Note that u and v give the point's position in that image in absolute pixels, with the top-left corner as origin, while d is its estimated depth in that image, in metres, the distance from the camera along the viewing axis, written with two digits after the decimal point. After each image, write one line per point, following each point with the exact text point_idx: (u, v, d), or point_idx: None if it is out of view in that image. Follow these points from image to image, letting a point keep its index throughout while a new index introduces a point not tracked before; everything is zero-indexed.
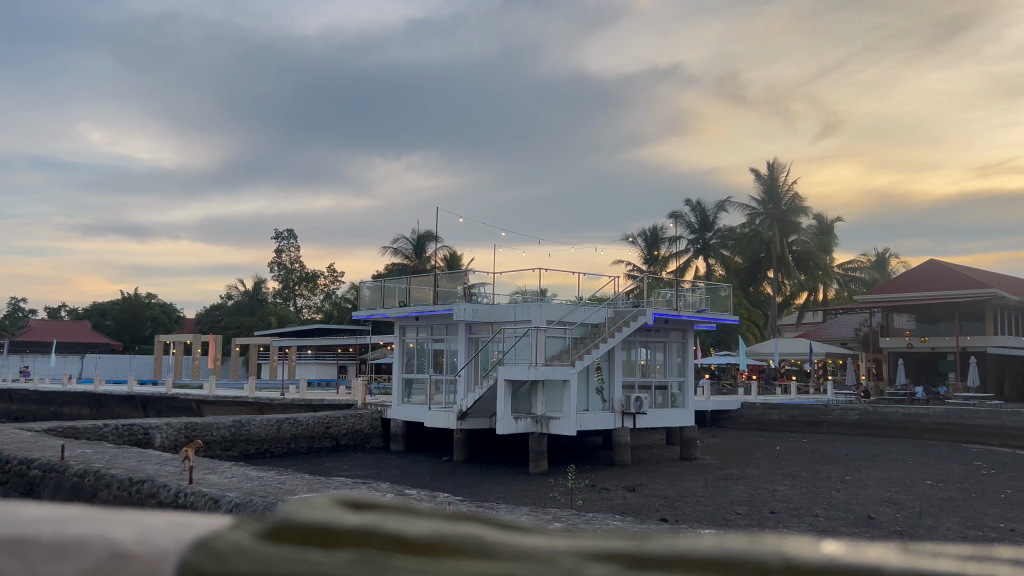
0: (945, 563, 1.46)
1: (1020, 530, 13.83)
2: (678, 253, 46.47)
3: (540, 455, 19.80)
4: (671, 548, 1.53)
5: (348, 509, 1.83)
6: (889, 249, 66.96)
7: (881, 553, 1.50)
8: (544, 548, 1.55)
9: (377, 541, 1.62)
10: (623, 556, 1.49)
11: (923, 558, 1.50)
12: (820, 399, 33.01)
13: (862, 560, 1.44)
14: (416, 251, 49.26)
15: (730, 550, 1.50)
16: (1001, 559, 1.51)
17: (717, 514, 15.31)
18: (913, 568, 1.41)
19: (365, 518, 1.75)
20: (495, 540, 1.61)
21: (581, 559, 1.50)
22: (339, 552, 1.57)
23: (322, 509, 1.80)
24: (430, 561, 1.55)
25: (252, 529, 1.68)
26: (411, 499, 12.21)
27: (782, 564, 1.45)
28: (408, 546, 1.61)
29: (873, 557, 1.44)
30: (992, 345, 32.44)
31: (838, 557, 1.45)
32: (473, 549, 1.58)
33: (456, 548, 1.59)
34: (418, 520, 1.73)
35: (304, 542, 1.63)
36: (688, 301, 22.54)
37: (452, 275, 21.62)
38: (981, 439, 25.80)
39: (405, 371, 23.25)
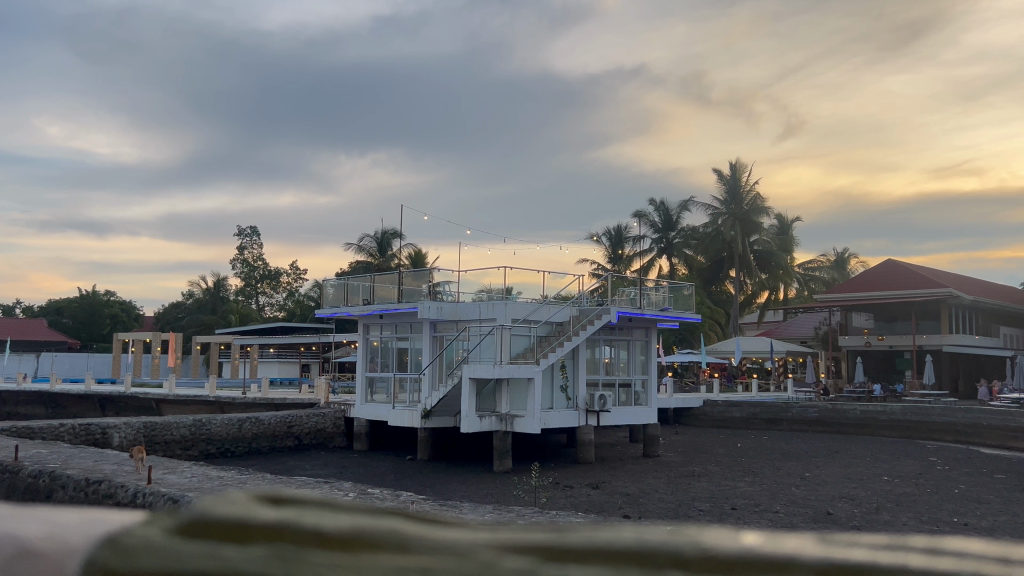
0: (857, 553, 1.49)
1: (972, 525, 14.19)
2: (641, 252, 46.82)
3: (504, 454, 19.84)
4: (590, 541, 1.55)
5: (265, 503, 1.79)
6: (848, 249, 68.25)
7: (794, 544, 1.55)
8: (462, 539, 1.56)
9: (294, 535, 1.60)
10: (542, 549, 1.51)
11: (836, 548, 1.54)
12: (780, 397, 33.50)
13: (776, 552, 1.48)
14: (380, 249, 49.06)
15: (646, 542, 1.53)
16: (913, 549, 1.55)
17: (679, 511, 15.45)
18: (824, 560, 1.45)
19: (280, 511, 1.71)
20: (413, 534, 1.61)
21: (498, 552, 1.52)
22: (254, 548, 1.57)
23: (239, 502, 1.77)
24: (343, 555, 1.54)
25: (166, 525, 1.66)
26: (373, 498, 12.08)
27: (697, 556, 1.47)
28: (325, 542, 1.59)
29: (783, 548, 1.48)
30: (947, 344, 33.23)
31: (752, 549, 1.49)
32: (389, 542, 1.58)
33: (372, 542, 1.58)
34: (337, 514, 1.70)
35: (217, 537, 1.61)
36: (652, 300, 22.70)
37: (417, 274, 21.54)
38: (937, 437, 26.40)
39: (369, 370, 23.13)
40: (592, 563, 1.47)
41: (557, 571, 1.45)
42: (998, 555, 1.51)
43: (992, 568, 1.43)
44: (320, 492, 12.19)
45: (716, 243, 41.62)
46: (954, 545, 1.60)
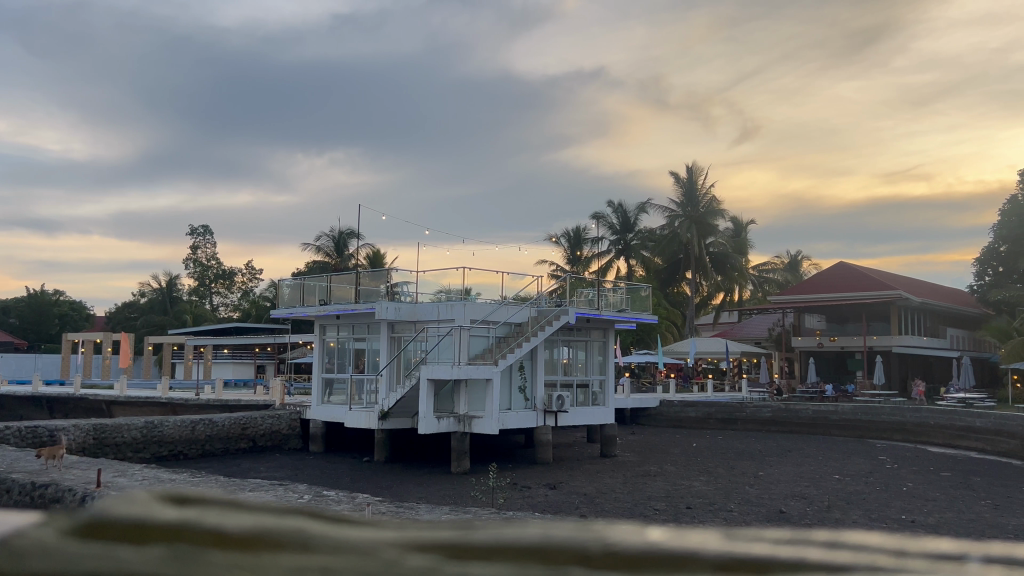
0: (758, 548, 1.75)
1: (919, 522, 14.52)
2: (599, 254, 47.15)
3: (461, 455, 19.80)
4: (498, 539, 1.73)
5: (169, 504, 1.86)
6: (801, 251, 69.47)
7: (696, 539, 1.78)
8: (363, 537, 1.71)
9: (191, 536, 1.71)
10: (447, 548, 1.69)
11: (739, 544, 1.79)
12: (735, 397, 33.94)
13: (682, 547, 1.72)
14: (337, 249, 48.69)
15: (555, 537, 1.72)
16: (816, 544, 1.82)
17: (636, 510, 15.57)
18: (726, 556, 1.69)
19: (182, 514, 1.79)
20: (320, 532, 1.73)
21: (403, 550, 1.67)
22: (151, 548, 1.67)
23: (142, 505, 1.83)
24: (242, 555, 1.67)
25: (62, 526, 1.72)
26: (329, 501, 11.96)
27: (600, 553, 1.67)
28: (228, 542, 1.70)
29: (684, 540, 1.74)
30: (897, 345, 34.01)
31: (655, 542, 1.74)
32: (289, 542, 1.71)
33: (271, 542, 1.70)
34: (238, 516, 1.79)
35: (114, 539, 1.69)
36: (610, 301, 22.81)
37: (374, 274, 21.42)
38: (886, 436, 26.97)
39: (325, 371, 22.92)
40: (500, 560, 1.66)
41: (462, 567, 1.63)
42: (892, 549, 1.80)
43: (881, 561, 1.72)
44: (274, 494, 12.04)
45: (672, 246, 42.09)
46: (852, 536, 1.88)
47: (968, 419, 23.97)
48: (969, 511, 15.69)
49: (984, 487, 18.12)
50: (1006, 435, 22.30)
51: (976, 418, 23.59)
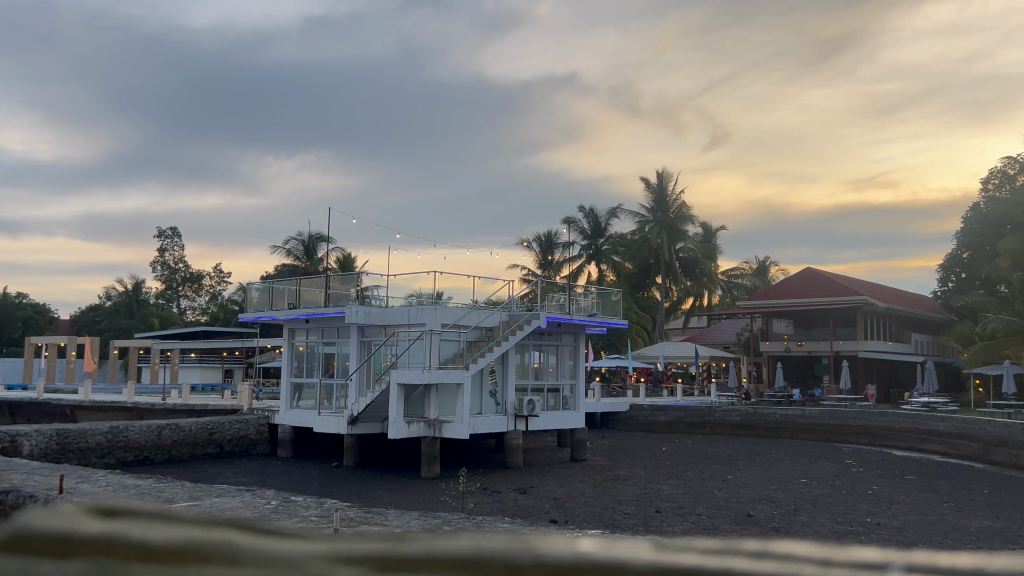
0: (684, 556, 2.37)
1: (884, 524, 14.72)
2: (570, 258, 47.27)
3: (432, 460, 19.70)
4: (428, 550, 2.44)
5: (109, 519, 3.09)
6: (770, 257, 70.05)
7: (627, 552, 2.42)
8: (292, 550, 2.52)
9: (116, 550, 2.88)
10: (374, 559, 2.43)
11: (671, 553, 2.41)
12: (704, 401, 34.16)
13: (609, 556, 2.40)
14: (307, 253, 48.32)
15: (482, 550, 2.42)
16: (745, 553, 2.38)
17: (606, 514, 15.63)
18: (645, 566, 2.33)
19: (108, 529, 2.99)
20: (245, 549, 2.64)
21: (330, 563, 2.44)
22: (80, 563, 2.89)
23: (89, 521, 3.09)
24: (156, 566, 2.74)
25: (28, 539, 3.12)
26: (296, 506, 11.87)
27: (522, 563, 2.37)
28: (153, 555, 2.78)
29: (607, 552, 2.41)
30: (863, 349, 34.45)
31: (586, 554, 2.42)
32: (202, 555, 2.68)
33: (193, 554, 2.69)
34: (165, 531, 2.87)
35: (60, 551, 2.98)
36: (581, 305, 22.87)
37: (344, 277, 21.33)
38: (853, 438, 27.29)
39: (294, 376, 22.74)
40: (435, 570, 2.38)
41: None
42: (819, 558, 2.28)
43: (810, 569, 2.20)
44: (241, 500, 11.94)
45: (642, 251, 42.32)
46: (776, 547, 2.40)
47: (933, 423, 24.36)
48: (933, 512, 15.97)
49: (947, 490, 18.46)
50: (969, 438, 22.78)
51: (939, 422, 24.15)
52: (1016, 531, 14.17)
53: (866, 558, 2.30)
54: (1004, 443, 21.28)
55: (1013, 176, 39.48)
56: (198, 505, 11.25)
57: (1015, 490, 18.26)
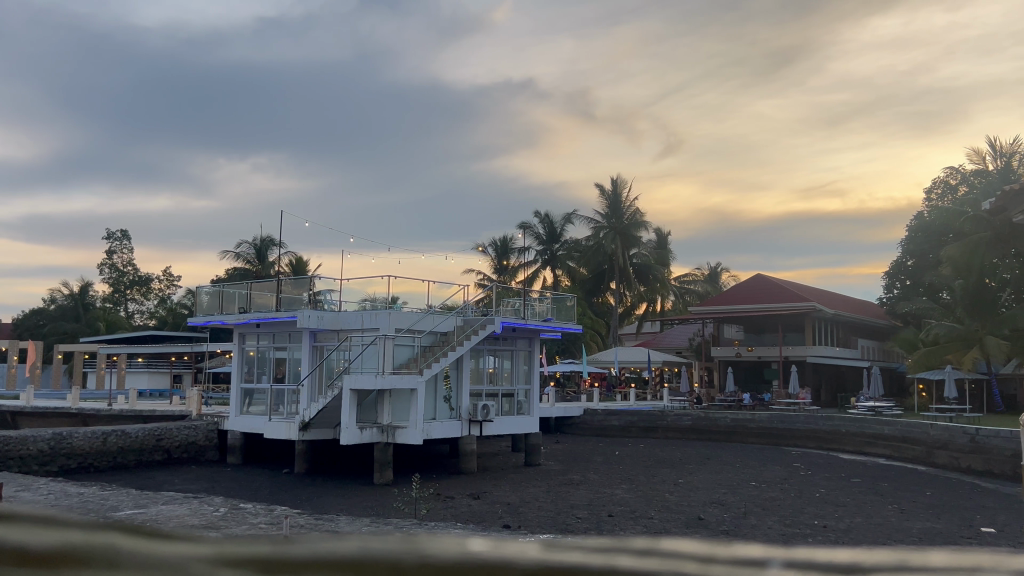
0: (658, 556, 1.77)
1: (830, 527, 15.01)
2: (525, 263, 47.48)
3: (385, 466, 19.66)
4: (317, 549, 1.69)
5: None
6: (721, 263, 71.12)
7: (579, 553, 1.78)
8: (181, 555, 1.66)
9: None
10: (255, 561, 1.64)
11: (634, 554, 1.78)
12: (657, 406, 34.51)
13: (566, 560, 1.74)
14: (259, 256, 47.73)
15: (376, 548, 1.71)
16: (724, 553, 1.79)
17: (559, 519, 15.68)
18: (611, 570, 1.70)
19: None
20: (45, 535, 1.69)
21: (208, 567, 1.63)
22: None
23: None
24: None
25: None
26: (245, 513, 11.69)
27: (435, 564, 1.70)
28: None
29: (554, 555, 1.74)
30: (810, 354, 35.19)
31: (472, 556, 1.75)
32: None
33: None
34: None
35: None
36: (535, 310, 22.99)
37: (297, 281, 21.15)
38: (800, 442, 27.81)
39: (244, 381, 22.41)
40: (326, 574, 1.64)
41: None
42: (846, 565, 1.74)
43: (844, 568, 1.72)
44: (188, 507, 11.72)
45: (597, 256, 42.70)
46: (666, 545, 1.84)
47: (877, 426, 24.94)
48: (878, 514, 16.32)
49: (891, 492, 18.88)
50: (912, 441, 23.34)
51: (884, 425, 24.68)
52: (957, 532, 14.56)
53: (754, 552, 1.76)
54: (946, 446, 21.84)
55: (955, 186, 40.67)
56: (143, 513, 11.01)
57: (956, 492, 18.77)
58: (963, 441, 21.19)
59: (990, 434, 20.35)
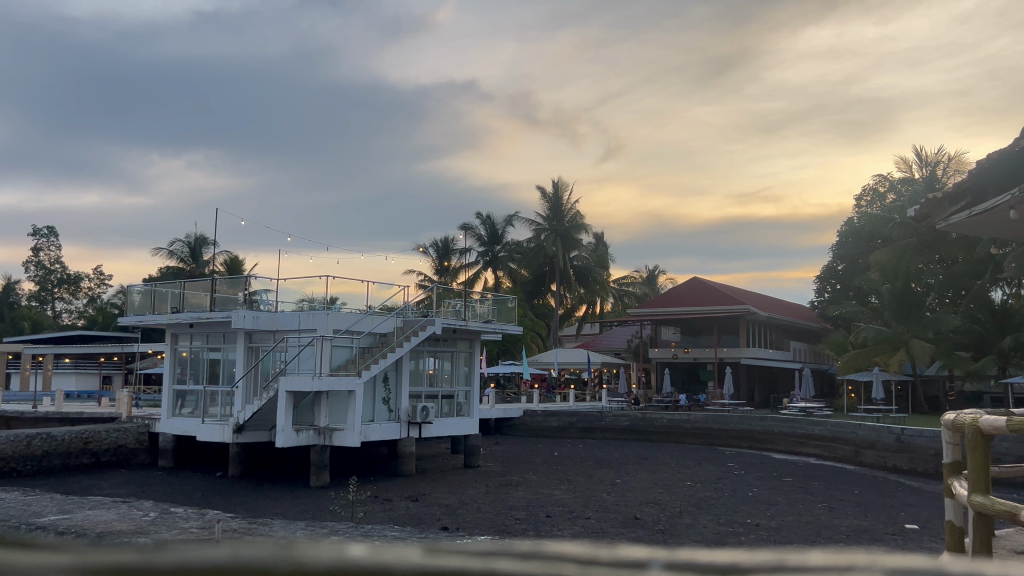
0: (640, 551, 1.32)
1: (762, 525, 15.33)
2: (466, 265, 47.55)
3: (322, 468, 19.39)
4: (189, 559, 1.21)
5: None
6: (659, 267, 72.22)
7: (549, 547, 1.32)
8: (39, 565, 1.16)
9: None
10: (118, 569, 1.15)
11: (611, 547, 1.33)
12: (596, 407, 34.82)
13: (539, 551, 1.29)
14: (194, 255, 46.79)
15: (248, 556, 1.20)
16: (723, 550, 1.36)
17: (497, 520, 15.65)
18: (590, 559, 1.25)
19: None
20: None
21: None
22: None
23: None
24: None
25: None
26: (176, 518, 11.41)
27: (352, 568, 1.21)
28: None
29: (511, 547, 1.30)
30: (744, 356, 35.98)
31: (353, 560, 1.21)
32: None
33: None
34: None
35: None
36: (476, 312, 22.85)
37: (232, 281, 20.71)
38: (734, 442, 28.38)
39: (176, 382, 21.88)
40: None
41: None
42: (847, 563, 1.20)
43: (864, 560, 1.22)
44: (116, 512, 11.38)
45: (538, 258, 42.98)
46: (555, 545, 1.35)
47: (808, 427, 25.58)
48: (808, 513, 16.72)
49: (821, 491, 19.34)
50: (841, 441, 23.96)
51: (814, 425, 25.32)
52: (883, 529, 15.00)
53: (633, 551, 1.27)
54: (873, 446, 22.47)
55: (883, 194, 42.00)
56: (67, 518, 10.63)
57: (881, 490, 19.33)
58: (888, 441, 21.85)
59: (915, 434, 21.04)
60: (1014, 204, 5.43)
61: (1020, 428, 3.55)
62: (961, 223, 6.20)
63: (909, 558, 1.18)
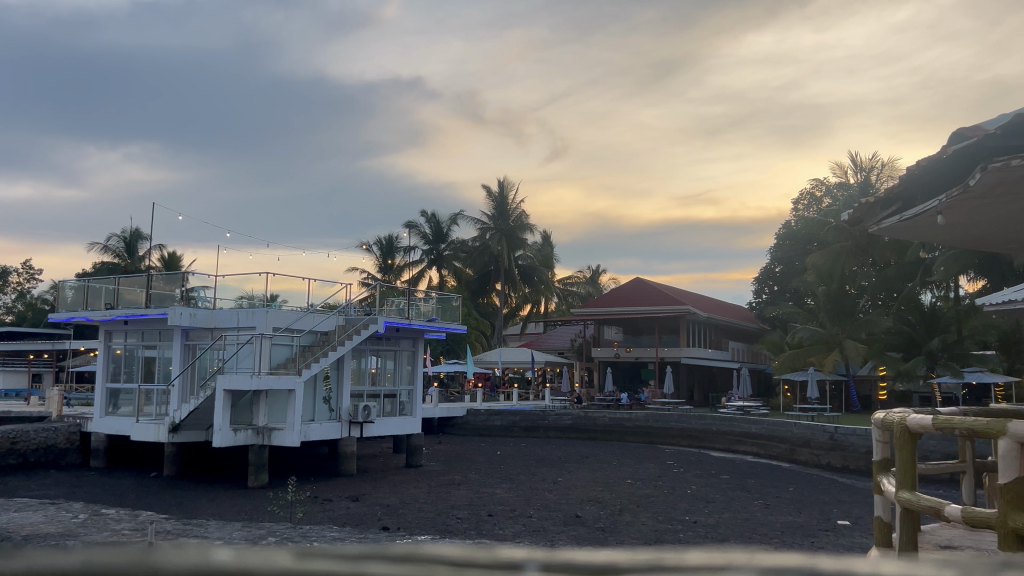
0: (520, 553, 1.37)
1: (701, 522, 15.58)
2: (410, 263, 47.25)
3: (260, 468, 19.06)
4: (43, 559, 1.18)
5: None
6: (603, 268, 72.91)
7: (429, 547, 1.36)
8: None
9: None
10: None
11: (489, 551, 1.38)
12: (539, 406, 34.95)
13: (412, 553, 1.33)
14: (129, 250, 45.56)
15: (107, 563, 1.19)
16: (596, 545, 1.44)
17: (438, 520, 15.59)
18: (463, 564, 1.30)
19: None
20: None
21: None
22: None
23: None
24: None
25: None
26: (106, 520, 11.11)
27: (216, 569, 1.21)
28: None
29: (381, 552, 1.32)
30: (685, 356, 36.54)
31: (219, 565, 1.22)
32: None
33: None
34: None
35: None
36: (420, 311, 22.75)
37: (168, 277, 20.09)
38: (673, 440, 28.80)
39: (110, 381, 21.31)
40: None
41: None
42: (714, 563, 1.29)
43: (727, 559, 1.32)
44: (43, 514, 11.04)
45: (483, 257, 42.94)
46: (431, 546, 1.37)
47: (746, 425, 26.07)
48: (745, 510, 17.04)
49: (757, 488, 19.73)
50: (777, 439, 24.48)
51: (751, 424, 25.82)
52: (816, 525, 15.38)
53: (511, 553, 1.35)
54: (808, 444, 22.98)
55: (820, 198, 43.05)
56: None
57: (815, 487, 19.80)
58: (823, 439, 22.38)
59: (848, 432, 21.63)
60: (944, 211, 4.72)
61: (946, 427, 3.62)
62: (892, 227, 5.39)
63: (780, 557, 1.28)
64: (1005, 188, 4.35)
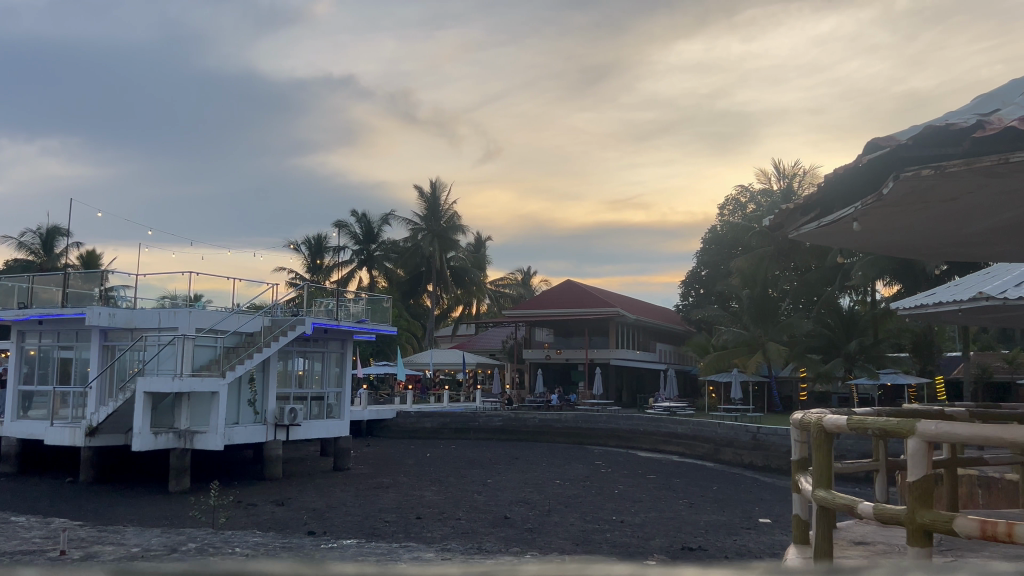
0: (354, 568, 1.34)
1: (627, 522, 15.77)
2: (340, 263, 46.68)
3: (181, 472, 18.54)
4: None
5: None
6: (534, 270, 73.32)
7: (266, 563, 1.30)
8: None
9: None
10: None
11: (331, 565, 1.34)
12: (469, 407, 34.96)
13: (242, 567, 1.28)
14: (45, 246, 43.82)
15: None
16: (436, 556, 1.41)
17: (365, 523, 15.42)
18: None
19: None
20: None
21: None
22: None
23: None
24: None
25: None
26: (13, 528, 10.71)
27: None
28: None
29: (197, 568, 1.26)
30: (614, 357, 37.03)
31: None
32: None
33: None
34: None
35: None
36: (349, 312, 22.46)
37: (86, 275, 19.39)
38: (602, 441, 29.12)
39: (23, 383, 20.48)
40: None
41: None
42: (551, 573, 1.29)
43: (567, 568, 1.32)
44: None
45: (415, 258, 42.73)
46: (264, 562, 1.31)
47: (672, 426, 26.53)
48: (670, 509, 17.32)
49: (681, 487, 20.11)
50: (702, 439, 24.98)
51: (677, 425, 26.31)
52: (738, 523, 15.75)
53: (345, 567, 1.32)
54: (731, 443, 23.49)
55: (745, 204, 44.12)
56: None
57: (738, 486, 20.24)
58: (745, 439, 22.95)
59: (770, 432, 22.20)
60: (859, 217, 4.88)
61: (860, 427, 3.73)
62: (809, 233, 5.54)
63: (615, 565, 1.30)
64: (915, 197, 4.51)
